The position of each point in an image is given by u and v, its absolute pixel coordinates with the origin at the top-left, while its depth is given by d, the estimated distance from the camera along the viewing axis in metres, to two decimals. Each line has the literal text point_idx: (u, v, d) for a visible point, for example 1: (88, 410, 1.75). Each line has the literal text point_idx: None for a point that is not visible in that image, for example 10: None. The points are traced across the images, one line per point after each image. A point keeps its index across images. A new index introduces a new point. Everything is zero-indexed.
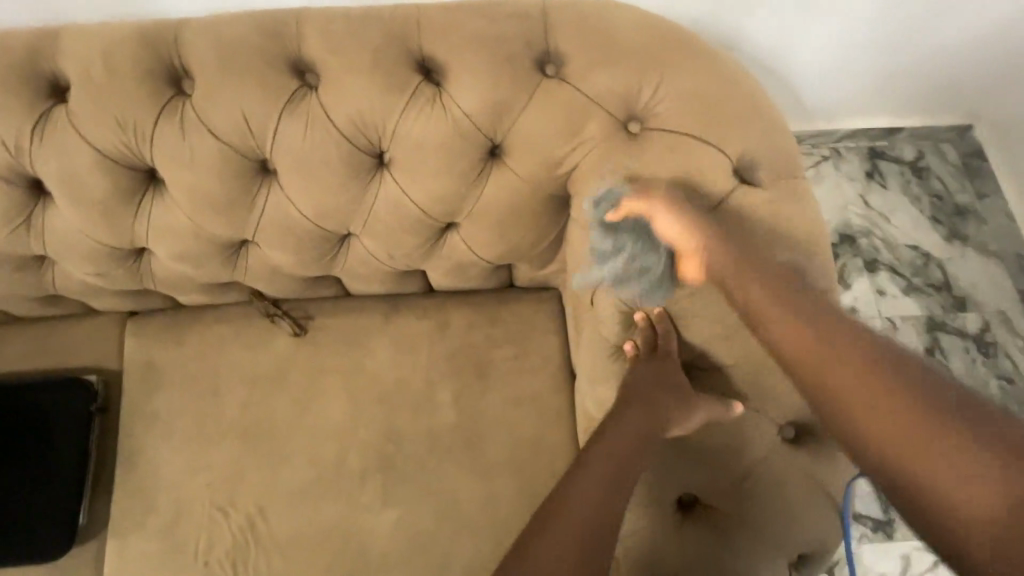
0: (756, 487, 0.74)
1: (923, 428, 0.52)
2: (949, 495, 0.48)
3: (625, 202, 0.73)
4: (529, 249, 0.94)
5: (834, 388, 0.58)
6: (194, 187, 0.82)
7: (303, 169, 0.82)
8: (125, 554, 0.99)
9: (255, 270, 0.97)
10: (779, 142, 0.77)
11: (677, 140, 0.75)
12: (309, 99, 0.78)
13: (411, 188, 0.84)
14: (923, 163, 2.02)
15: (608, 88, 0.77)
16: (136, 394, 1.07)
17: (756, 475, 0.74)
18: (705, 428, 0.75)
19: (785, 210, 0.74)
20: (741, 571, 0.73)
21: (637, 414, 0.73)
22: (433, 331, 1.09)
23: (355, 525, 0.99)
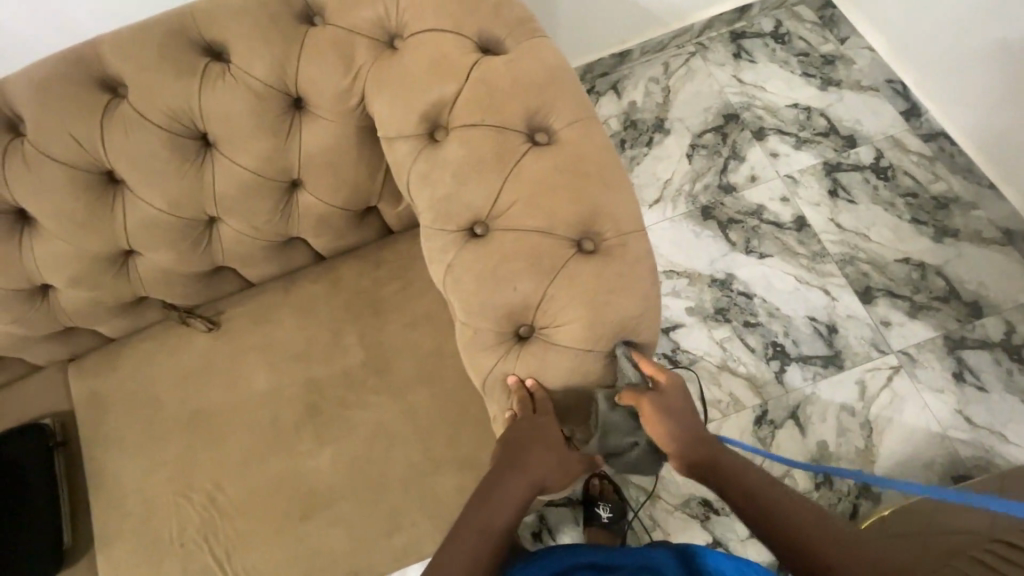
0: (573, 292, 0.80)
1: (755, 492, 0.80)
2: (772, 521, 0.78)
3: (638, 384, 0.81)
4: (369, 185, 1.05)
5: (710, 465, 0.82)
6: (59, 213, 0.95)
7: (141, 169, 0.94)
8: (112, 558, 1.11)
9: (149, 278, 1.10)
10: (512, 14, 0.89)
11: (425, 38, 0.87)
12: (122, 106, 0.92)
13: (239, 157, 0.97)
14: (784, 29, 2.13)
15: (360, 16, 0.90)
16: (89, 423, 1.19)
17: (566, 281, 0.80)
18: (522, 264, 0.81)
19: (529, 63, 0.85)
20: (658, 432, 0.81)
21: (535, 453, 0.81)
22: (327, 290, 1.21)
23: (299, 469, 1.10)
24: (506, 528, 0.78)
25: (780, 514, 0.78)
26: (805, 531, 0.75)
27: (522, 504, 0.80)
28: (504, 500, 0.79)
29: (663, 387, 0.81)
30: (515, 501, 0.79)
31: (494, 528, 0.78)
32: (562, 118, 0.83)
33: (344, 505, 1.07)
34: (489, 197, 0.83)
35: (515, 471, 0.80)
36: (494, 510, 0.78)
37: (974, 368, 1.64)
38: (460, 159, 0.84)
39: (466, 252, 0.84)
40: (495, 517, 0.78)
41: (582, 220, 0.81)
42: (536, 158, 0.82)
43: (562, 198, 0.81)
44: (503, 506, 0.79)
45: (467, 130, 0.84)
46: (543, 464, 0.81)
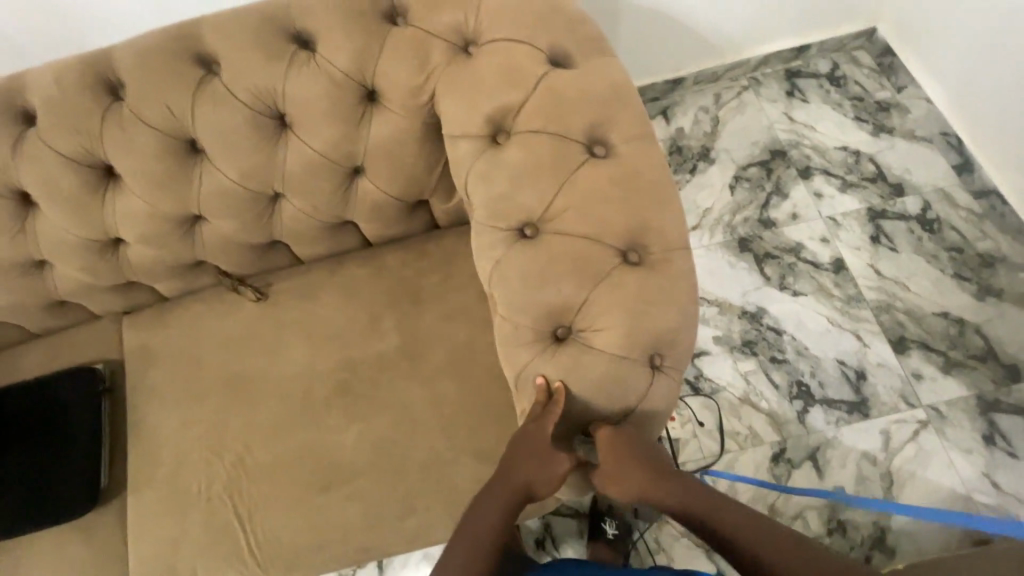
0: (613, 299, 0.82)
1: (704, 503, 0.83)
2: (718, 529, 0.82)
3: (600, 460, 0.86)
4: (425, 178, 1.11)
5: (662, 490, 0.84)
6: (143, 173, 1.03)
7: (221, 140, 1.01)
8: (142, 503, 1.17)
9: (211, 244, 1.17)
10: (583, 32, 0.93)
11: (498, 46, 0.92)
12: (214, 82, 0.99)
13: (311, 140, 1.03)
14: (839, 72, 2.14)
15: (441, 21, 0.95)
16: (136, 374, 1.26)
17: (607, 290, 0.83)
18: (568, 268, 0.84)
19: (596, 79, 0.89)
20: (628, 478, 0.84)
21: (525, 462, 0.86)
22: (372, 275, 1.26)
23: (325, 442, 1.14)
24: (494, 533, 0.84)
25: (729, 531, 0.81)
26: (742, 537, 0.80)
27: (512, 509, 0.85)
28: (493, 506, 0.85)
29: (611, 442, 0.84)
30: (507, 506, 0.85)
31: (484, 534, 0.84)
32: (620, 134, 0.87)
33: (364, 482, 1.11)
34: (544, 201, 0.87)
35: (504, 477, 0.87)
36: (483, 515, 0.85)
37: (1008, 432, 1.60)
38: (519, 163, 0.88)
39: (516, 250, 0.88)
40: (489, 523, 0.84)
41: (630, 233, 0.84)
42: (592, 169, 0.86)
43: (613, 209, 0.84)
44: (494, 512, 0.85)
45: (529, 136, 0.88)
46: (530, 470, 0.85)
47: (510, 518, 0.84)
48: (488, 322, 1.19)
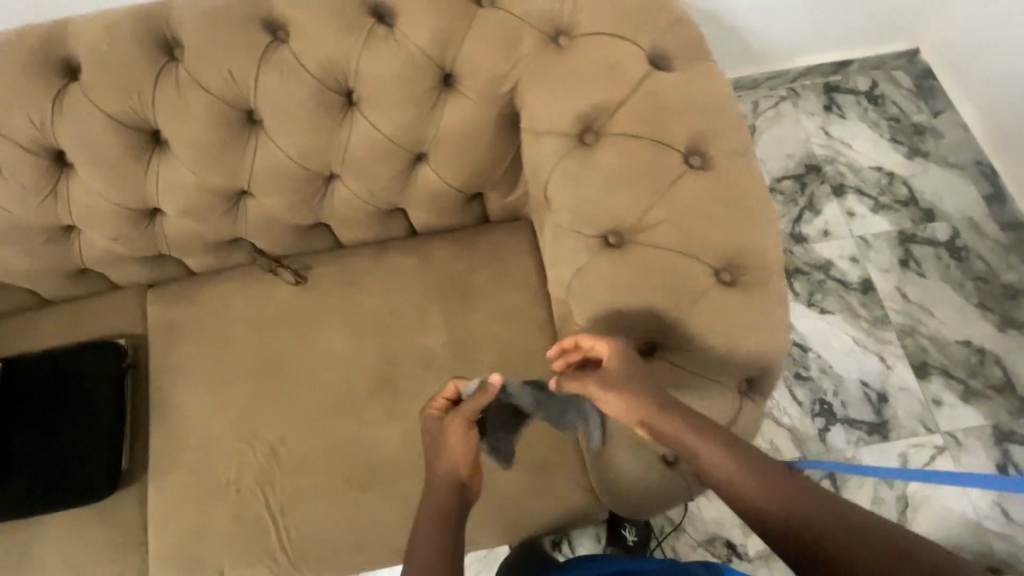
0: (706, 320, 0.79)
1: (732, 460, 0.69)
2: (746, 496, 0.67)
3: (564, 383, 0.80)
4: (491, 170, 1.06)
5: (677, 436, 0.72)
6: (195, 142, 0.95)
7: (284, 114, 0.94)
8: (166, 489, 1.11)
9: (255, 222, 1.10)
10: (685, 33, 0.88)
11: (596, 40, 0.86)
12: (282, 50, 0.92)
13: (379, 121, 0.97)
14: (878, 91, 2.13)
15: (534, 6, 0.89)
16: (161, 352, 1.19)
17: (701, 310, 0.79)
18: (662, 284, 0.81)
19: (699, 86, 0.84)
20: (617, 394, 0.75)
21: (444, 462, 0.78)
22: (419, 265, 1.21)
23: (366, 437, 1.10)
24: (443, 547, 0.72)
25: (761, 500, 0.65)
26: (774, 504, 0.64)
27: (448, 514, 0.75)
28: (429, 526, 0.74)
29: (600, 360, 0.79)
30: (444, 517, 0.74)
31: (430, 544, 0.72)
32: (721, 146, 0.83)
33: (406, 482, 1.07)
34: (637, 210, 0.83)
35: (430, 489, 0.78)
36: (424, 537, 0.73)
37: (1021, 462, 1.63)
38: (614, 168, 0.84)
39: (602, 258, 0.84)
40: (430, 540, 0.73)
41: (726, 252, 0.80)
42: (692, 181, 0.81)
43: (711, 225, 0.80)
44: (434, 521, 0.74)
45: (624, 139, 0.84)
46: (451, 464, 0.78)
47: (449, 523, 0.74)
48: (540, 324, 1.15)
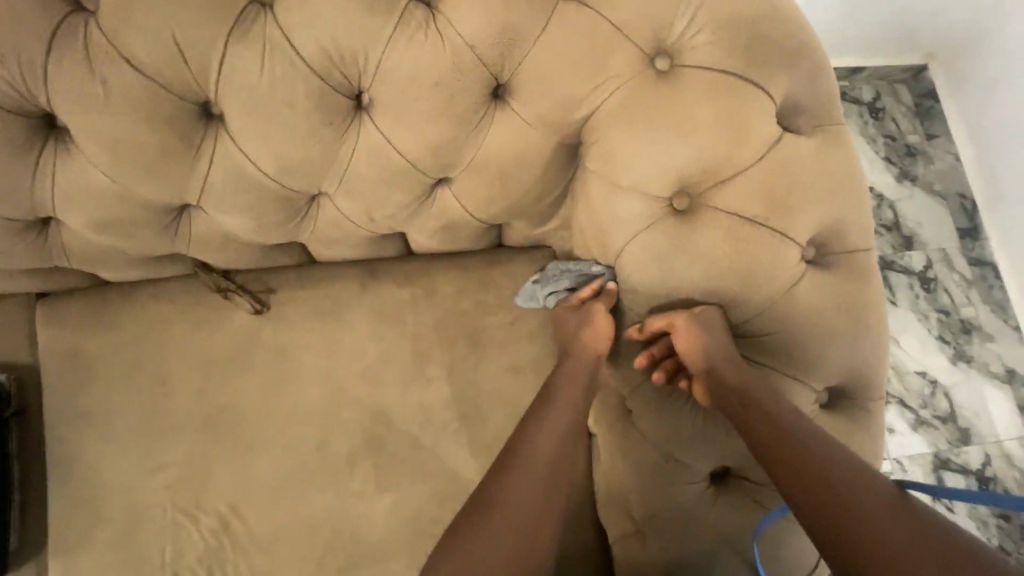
0: None
1: (825, 454, 0.60)
2: (852, 498, 0.56)
3: (649, 320, 0.73)
4: (532, 207, 0.83)
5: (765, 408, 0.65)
6: (119, 140, 0.65)
7: (261, 113, 0.66)
8: (75, 571, 0.87)
9: (202, 240, 0.81)
10: (818, 81, 0.68)
11: (712, 80, 0.66)
12: (264, 22, 0.62)
13: (399, 137, 0.70)
14: (881, 103, 1.72)
15: (636, 12, 0.65)
16: (63, 391, 0.91)
17: None
18: None
19: (831, 160, 0.67)
20: (706, 349, 0.68)
21: (584, 352, 0.75)
22: (418, 299, 0.98)
23: (345, 511, 0.91)
24: (559, 464, 0.67)
25: (858, 498, 0.56)
26: (860, 497, 0.56)
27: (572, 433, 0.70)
28: (551, 435, 0.69)
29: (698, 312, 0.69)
30: (563, 431, 0.70)
31: (521, 511, 0.63)
32: (845, 240, 0.67)
33: (394, 566, 0.90)
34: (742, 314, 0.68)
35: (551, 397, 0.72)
36: (537, 446, 0.68)
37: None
38: (718, 258, 0.67)
39: (710, 330, 0.68)
40: (546, 454, 0.67)
41: (835, 374, 0.68)
42: (809, 285, 0.66)
43: (824, 341, 0.67)
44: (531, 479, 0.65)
45: (734, 221, 0.66)
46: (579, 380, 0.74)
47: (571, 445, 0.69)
48: None
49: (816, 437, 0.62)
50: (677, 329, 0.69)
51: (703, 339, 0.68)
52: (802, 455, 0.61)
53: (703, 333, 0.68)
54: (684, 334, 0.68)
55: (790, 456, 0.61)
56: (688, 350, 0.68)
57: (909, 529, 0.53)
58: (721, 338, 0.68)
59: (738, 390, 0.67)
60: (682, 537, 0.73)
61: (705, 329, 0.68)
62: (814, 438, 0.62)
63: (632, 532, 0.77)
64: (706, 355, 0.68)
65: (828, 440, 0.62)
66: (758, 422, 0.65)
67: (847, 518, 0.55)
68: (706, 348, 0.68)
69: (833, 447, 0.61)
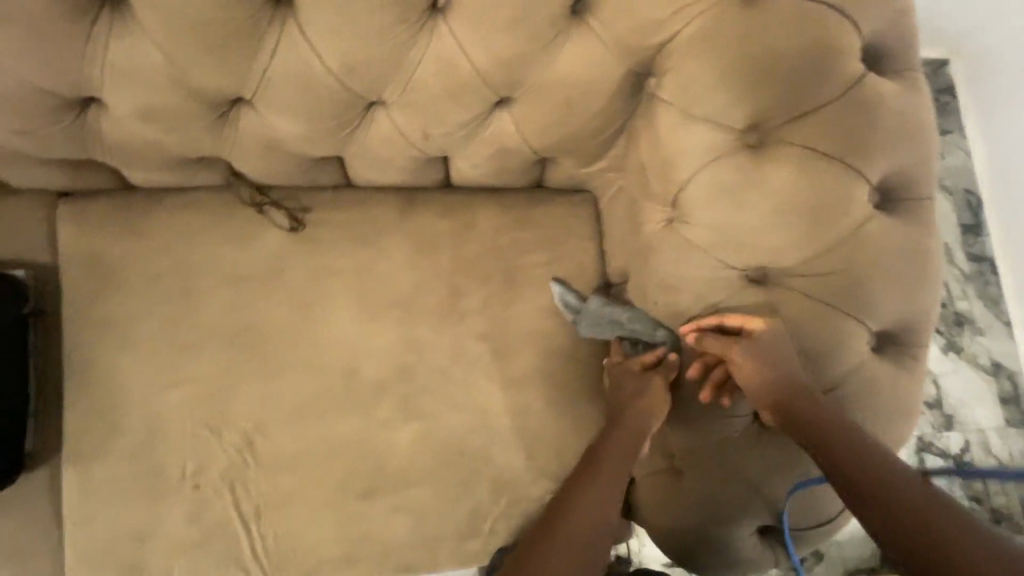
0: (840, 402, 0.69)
1: (854, 451, 0.63)
2: (884, 493, 0.60)
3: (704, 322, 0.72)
4: (589, 139, 0.81)
5: (797, 403, 0.66)
6: (183, 16, 0.62)
7: (336, 1, 0.63)
8: (94, 479, 0.84)
9: (247, 144, 0.78)
10: (897, 26, 0.68)
11: (797, 11, 0.64)
12: None
13: (472, 46, 0.68)
14: None
15: None
16: (84, 295, 0.87)
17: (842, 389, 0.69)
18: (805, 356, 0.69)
19: (903, 106, 0.67)
20: (756, 358, 0.68)
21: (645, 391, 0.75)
22: (456, 233, 0.96)
23: (372, 437, 0.90)
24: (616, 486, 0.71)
25: (889, 490, 0.60)
26: (890, 490, 0.60)
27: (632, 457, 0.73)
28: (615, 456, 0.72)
29: (765, 331, 0.68)
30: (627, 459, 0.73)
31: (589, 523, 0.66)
32: (910, 187, 0.68)
33: (418, 493, 0.90)
34: (801, 308, 0.68)
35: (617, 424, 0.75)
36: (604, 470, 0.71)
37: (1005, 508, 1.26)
38: (789, 195, 0.66)
39: (775, 349, 0.68)
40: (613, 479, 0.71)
41: (887, 321, 0.69)
42: (875, 229, 0.67)
43: (885, 286, 0.67)
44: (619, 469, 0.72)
45: (808, 157, 0.66)
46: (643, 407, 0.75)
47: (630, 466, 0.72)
48: None
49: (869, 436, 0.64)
50: (749, 359, 0.68)
51: (762, 365, 0.68)
52: (835, 450, 0.64)
53: (771, 348, 0.67)
54: (756, 352, 0.68)
55: (840, 461, 0.63)
56: (742, 365, 0.69)
57: (937, 523, 0.57)
58: (782, 364, 0.67)
59: (774, 385, 0.67)
60: (717, 473, 0.74)
61: (769, 346, 0.68)
62: (865, 436, 0.65)
63: (666, 468, 0.78)
64: (767, 366, 0.68)
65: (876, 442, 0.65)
66: (794, 417, 0.66)
67: (883, 514, 0.59)
68: (763, 370, 0.68)
69: (882, 446, 0.64)
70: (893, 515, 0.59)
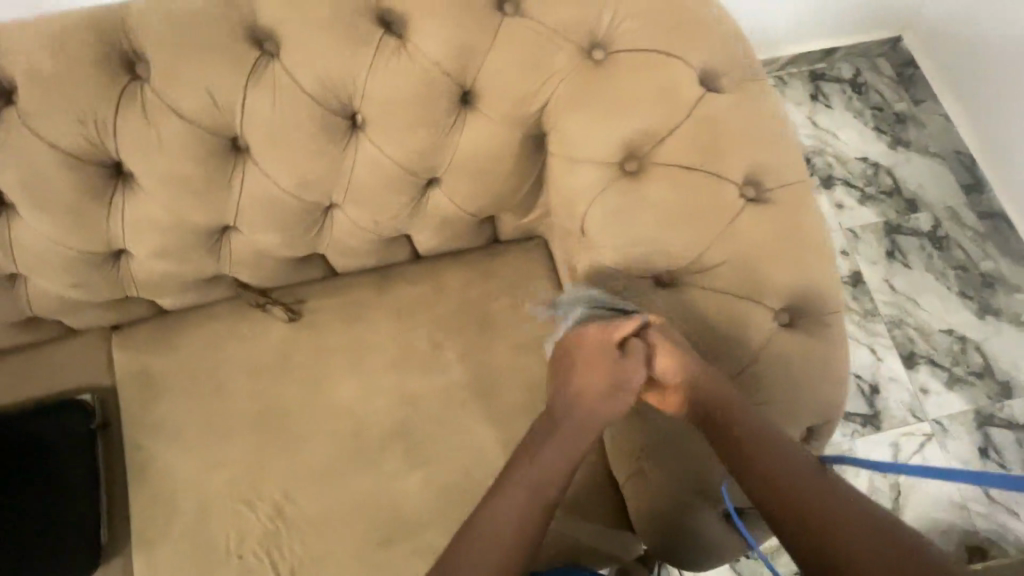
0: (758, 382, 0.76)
1: (784, 468, 0.68)
2: (809, 508, 0.65)
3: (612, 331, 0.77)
4: (512, 195, 0.95)
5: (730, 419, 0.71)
6: (171, 177, 0.82)
7: (278, 139, 0.81)
8: (156, 563, 0.99)
9: (240, 259, 0.96)
10: (733, 50, 0.81)
11: (637, 60, 0.78)
12: (272, 67, 0.78)
13: (389, 147, 0.85)
14: (862, 79, 1.76)
15: (570, 17, 0.79)
16: (136, 406, 1.06)
17: (755, 369, 0.76)
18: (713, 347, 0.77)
19: (749, 112, 0.78)
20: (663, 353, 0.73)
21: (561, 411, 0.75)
22: (429, 296, 1.10)
23: (382, 489, 1.01)
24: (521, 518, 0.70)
25: (812, 507, 0.65)
26: (816, 507, 0.65)
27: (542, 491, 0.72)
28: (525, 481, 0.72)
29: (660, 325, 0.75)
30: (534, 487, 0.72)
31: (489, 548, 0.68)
32: (779, 176, 0.77)
33: (431, 534, 0.98)
34: (676, 304, 0.78)
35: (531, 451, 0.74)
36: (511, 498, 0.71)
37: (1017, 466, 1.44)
38: (670, 206, 0.77)
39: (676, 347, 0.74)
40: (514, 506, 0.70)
41: (790, 294, 0.76)
42: (751, 219, 0.76)
43: (780, 266, 0.75)
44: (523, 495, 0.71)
45: (677, 171, 0.77)
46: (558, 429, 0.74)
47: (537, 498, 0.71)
48: None
49: (792, 457, 0.69)
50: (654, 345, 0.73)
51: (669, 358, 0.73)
52: (768, 469, 0.68)
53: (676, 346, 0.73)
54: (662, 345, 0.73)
55: (773, 480, 0.68)
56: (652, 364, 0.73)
57: (847, 535, 0.62)
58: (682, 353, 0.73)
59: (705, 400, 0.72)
60: (674, 471, 0.81)
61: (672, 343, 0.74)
62: (809, 479, 0.67)
63: (634, 472, 0.85)
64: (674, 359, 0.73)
65: (819, 481, 0.67)
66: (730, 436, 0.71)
67: (806, 529, 0.64)
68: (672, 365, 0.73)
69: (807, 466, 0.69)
70: (813, 530, 0.64)
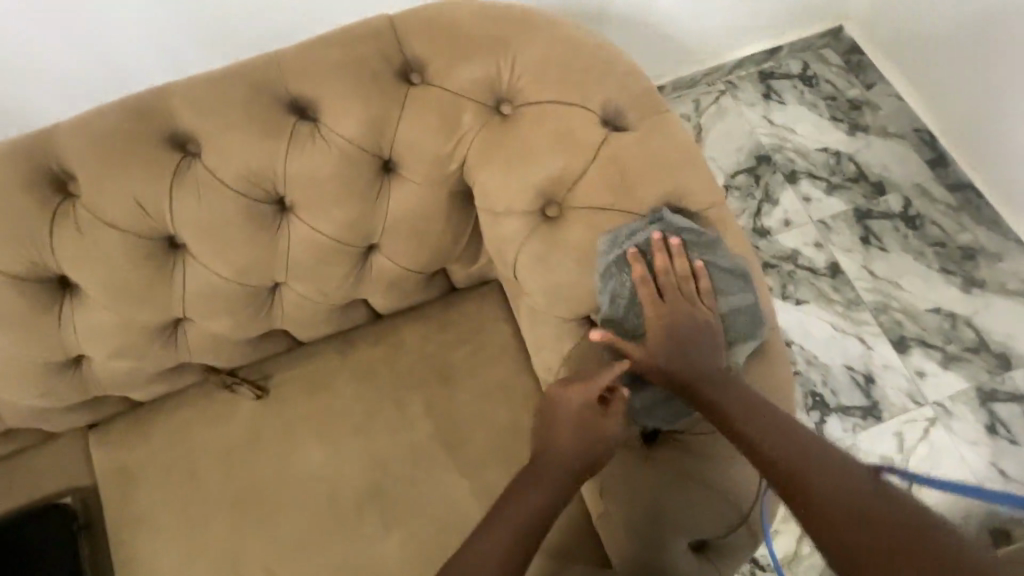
0: None
1: (814, 468, 0.66)
2: (847, 507, 0.63)
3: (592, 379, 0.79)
4: (451, 250, 0.97)
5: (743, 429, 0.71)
6: (113, 282, 0.85)
7: (211, 231, 0.85)
8: None
9: (196, 347, 0.99)
10: (631, 87, 0.83)
11: (539, 111, 0.81)
12: (195, 166, 0.83)
13: (320, 223, 0.87)
14: (810, 71, 1.73)
15: (470, 79, 0.82)
16: (116, 501, 1.07)
17: None
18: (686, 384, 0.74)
19: (654, 145, 0.80)
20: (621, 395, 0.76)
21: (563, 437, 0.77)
22: (390, 354, 1.12)
23: (363, 554, 1.00)
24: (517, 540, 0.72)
25: (849, 505, 0.63)
26: (852, 506, 0.63)
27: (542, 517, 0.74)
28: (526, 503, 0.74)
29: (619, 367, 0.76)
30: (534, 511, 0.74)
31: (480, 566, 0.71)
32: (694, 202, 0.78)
33: None
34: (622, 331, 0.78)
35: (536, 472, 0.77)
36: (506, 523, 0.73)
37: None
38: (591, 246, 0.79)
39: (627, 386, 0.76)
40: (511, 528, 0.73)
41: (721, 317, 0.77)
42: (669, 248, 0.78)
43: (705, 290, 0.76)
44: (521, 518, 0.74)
45: (592, 211, 0.79)
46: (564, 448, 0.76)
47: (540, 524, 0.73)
48: (529, 395, 1.07)
49: (818, 454, 0.67)
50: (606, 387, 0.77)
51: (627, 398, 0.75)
52: (796, 471, 0.67)
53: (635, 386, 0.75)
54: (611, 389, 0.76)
55: (809, 482, 0.66)
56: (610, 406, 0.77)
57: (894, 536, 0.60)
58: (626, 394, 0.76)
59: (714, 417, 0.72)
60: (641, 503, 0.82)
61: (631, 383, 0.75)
62: (848, 476, 0.65)
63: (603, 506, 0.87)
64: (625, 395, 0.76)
65: (858, 478, 0.65)
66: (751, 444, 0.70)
67: (841, 533, 0.62)
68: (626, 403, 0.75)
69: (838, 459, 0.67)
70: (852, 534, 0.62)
